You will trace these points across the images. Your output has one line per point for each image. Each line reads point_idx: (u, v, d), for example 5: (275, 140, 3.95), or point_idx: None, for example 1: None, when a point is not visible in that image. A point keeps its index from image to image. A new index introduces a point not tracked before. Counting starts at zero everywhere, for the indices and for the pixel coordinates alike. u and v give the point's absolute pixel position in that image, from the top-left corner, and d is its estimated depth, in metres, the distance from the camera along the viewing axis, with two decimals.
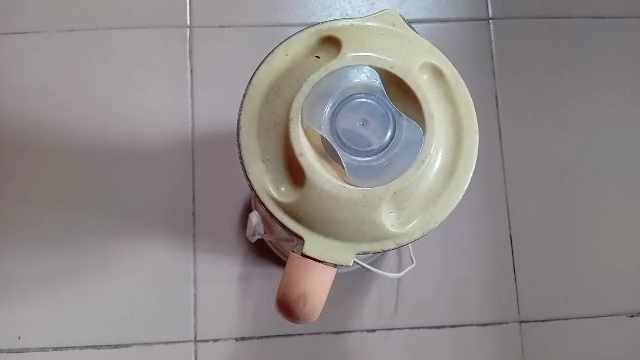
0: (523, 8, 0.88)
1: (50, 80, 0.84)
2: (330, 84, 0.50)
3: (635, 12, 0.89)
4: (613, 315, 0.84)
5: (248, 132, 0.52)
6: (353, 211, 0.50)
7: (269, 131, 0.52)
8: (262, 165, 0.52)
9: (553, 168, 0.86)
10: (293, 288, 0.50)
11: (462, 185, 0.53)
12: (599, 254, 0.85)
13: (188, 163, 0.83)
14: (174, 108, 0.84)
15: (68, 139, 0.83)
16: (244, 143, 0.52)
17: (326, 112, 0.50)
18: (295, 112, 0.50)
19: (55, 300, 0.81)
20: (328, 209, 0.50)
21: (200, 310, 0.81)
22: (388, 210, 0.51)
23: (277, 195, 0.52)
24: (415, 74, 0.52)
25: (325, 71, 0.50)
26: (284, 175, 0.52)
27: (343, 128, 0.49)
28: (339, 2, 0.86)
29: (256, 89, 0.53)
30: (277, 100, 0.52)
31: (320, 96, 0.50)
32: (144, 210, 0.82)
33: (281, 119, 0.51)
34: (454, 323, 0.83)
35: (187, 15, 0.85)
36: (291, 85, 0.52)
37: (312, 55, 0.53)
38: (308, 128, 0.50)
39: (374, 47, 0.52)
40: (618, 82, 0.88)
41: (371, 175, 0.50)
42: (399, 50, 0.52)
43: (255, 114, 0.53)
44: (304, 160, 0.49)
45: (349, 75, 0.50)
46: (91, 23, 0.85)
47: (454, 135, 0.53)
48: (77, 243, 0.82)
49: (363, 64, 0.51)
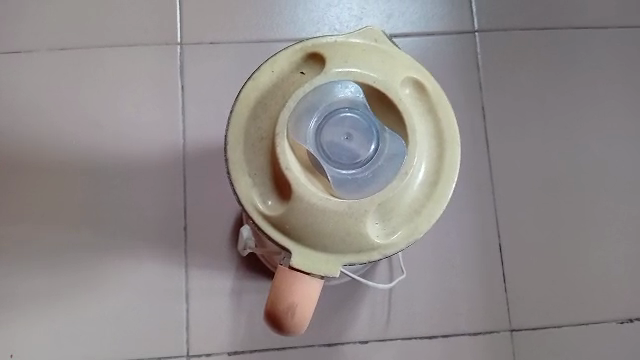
0: (508, 20, 0.90)
1: (42, 101, 0.85)
2: (314, 99, 0.51)
3: (617, 22, 0.91)
4: (605, 322, 0.85)
5: (235, 146, 0.53)
6: (339, 222, 0.51)
7: (255, 145, 0.53)
8: (250, 180, 0.53)
9: (538, 180, 0.87)
10: (281, 301, 0.51)
11: (446, 196, 0.54)
12: (586, 262, 0.86)
13: (180, 178, 0.84)
14: (167, 124, 0.85)
15: (61, 155, 0.84)
16: (231, 157, 0.53)
17: (311, 127, 0.51)
18: (280, 127, 0.51)
19: (46, 317, 0.81)
20: (314, 222, 0.51)
21: (193, 324, 0.81)
22: (373, 221, 0.52)
23: (263, 208, 0.53)
24: (398, 88, 0.53)
25: (310, 85, 0.51)
26: (271, 189, 0.53)
27: (328, 142, 0.50)
28: (327, 18, 0.88)
29: (243, 104, 0.54)
30: (264, 115, 0.53)
31: (305, 111, 0.51)
32: (139, 226, 0.83)
33: (268, 134, 0.52)
34: (445, 333, 0.83)
35: (178, 31, 0.87)
36: (277, 101, 0.53)
37: (298, 71, 0.54)
38: (295, 143, 0.51)
39: (358, 62, 0.53)
40: (598, 94, 0.89)
41: (356, 187, 0.51)
42: (382, 64, 0.53)
43: (242, 128, 0.53)
44: (291, 175, 0.50)
45: (334, 89, 0.51)
46: (82, 40, 0.86)
47: (437, 146, 0.54)
48: (70, 259, 0.82)
49: (347, 79, 0.52)
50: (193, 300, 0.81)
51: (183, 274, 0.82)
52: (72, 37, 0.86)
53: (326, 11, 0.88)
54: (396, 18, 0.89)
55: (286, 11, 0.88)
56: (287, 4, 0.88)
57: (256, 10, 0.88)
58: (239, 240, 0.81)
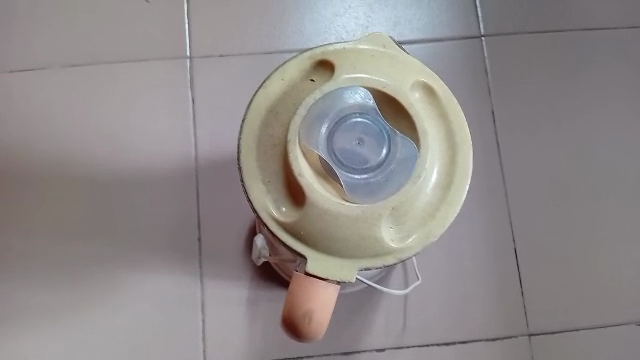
0: (514, 24, 0.90)
1: (55, 116, 0.86)
2: (325, 105, 0.51)
3: (625, 23, 0.91)
4: (623, 325, 0.84)
5: (247, 153, 0.53)
6: (353, 227, 0.51)
7: (268, 153, 0.53)
8: (263, 187, 0.53)
9: (551, 183, 0.87)
10: (296, 308, 0.51)
11: (458, 199, 0.54)
12: (602, 264, 0.85)
13: (193, 190, 0.84)
14: (179, 137, 0.85)
15: (76, 171, 0.85)
16: (244, 165, 0.53)
17: (323, 132, 0.51)
18: (292, 134, 0.51)
19: (63, 330, 0.81)
20: (328, 227, 0.51)
21: (209, 335, 0.81)
22: (387, 226, 0.52)
23: (277, 215, 0.53)
24: (408, 92, 0.53)
25: (320, 92, 0.52)
26: (284, 196, 0.53)
27: (340, 147, 0.51)
28: (334, 27, 0.89)
29: (254, 112, 0.54)
30: (276, 123, 0.53)
31: (316, 117, 0.51)
32: (153, 238, 0.83)
33: (280, 141, 0.53)
34: (462, 339, 0.83)
35: (187, 45, 0.88)
36: (288, 108, 0.53)
37: (308, 78, 0.54)
38: (307, 149, 0.51)
39: (367, 67, 0.53)
40: (609, 95, 0.89)
41: (370, 192, 0.51)
42: (392, 69, 0.54)
43: (254, 136, 0.54)
44: (304, 181, 0.51)
45: (344, 95, 0.52)
46: (93, 56, 0.87)
47: (449, 149, 0.54)
48: (85, 272, 0.82)
49: (357, 84, 0.52)
50: (207, 311, 0.82)
51: (198, 285, 0.82)
52: (84, 54, 0.87)
53: (332, 20, 0.89)
54: (402, 25, 0.90)
55: (293, 22, 0.89)
56: (294, 16, 0.89)
57: (264, 22, 0.89)
58: (253, 249, 0.81)
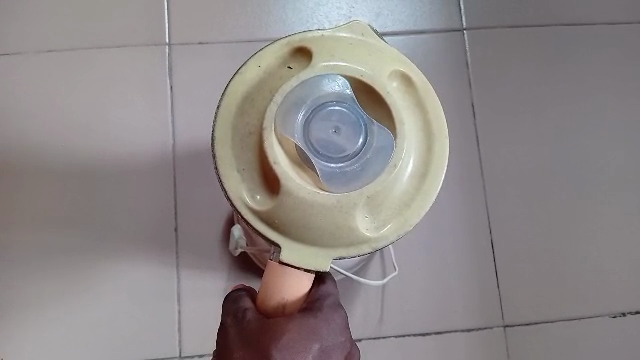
0: (495, 17, 0.90)
1: (29, 102, 0.84)
2: (302, 92, 0.50)
3: (603, 18, 0.91)
4: (597, 316, 0.85)
5: (223, 141, 0.53)
6: (329, 216, 0.51)
7: (243, 141, 0.53)
8: (238, 175, 0.53)
9: (529, 176, 0.87)
10: (274, 292, 0.55)
11: (432, 189, 0.54)
12: (578, 256, 0.86)
13: (170, 178, 0.83)
14: (157, 125, 0.84)
15: (53, 159, 0.83)
16: (219, 153, 0.53)
17: (299, 120, 0.50)
18: (268, 122, 0.51)
19: (36, 321, 0.80)
20: (304, 216, 0.51)
21: (187, 324, 0.81)
22: (364, 215, 0.52)
23: (252, 204, 0.53)
24: (386, 81, 0.53)
25: (297, 80, 0.51)
26: (259, 184, 0.53)
27: (317, 135, 0.50)
28: (317, 17, 0.88)
29: (230, 99, 0.53)
30: (252, 110, 0.53)
31: (293, 105, 0.50)
32: (130, 227, 0.82)
33: (255, 129, 0.52)
34: (438, 330, 0.83)
35: (166, 32, 0.86)
36: (264, 95, 0.53)
37: (284, 66, 0.54)
38: (283, 137, 0.50)
39: (345, 56, 0.53)
40: (587, 89, 0.90)
41: (347, 181, 0.50)
42: (369, 58, 0.53)
43: (230, 124, 0.53)
44: (280, 169, 0.50)
45: (321, 83, 0.51)
46: (69, 42, 0.85)
47: (425, 139, 0.54)
48: (59, 262, 0.81)
49: (335, 73, 0.52)
50: (185, 300, 0.81)
51: (175, 275, 0.81)
52: (60, 39, 0.85)
53: (315, 10, 0.89)
54: (384, 17, 0.90)
55: (275, 10, 0.88)
56: (276, 5, 0.88)
57: (245, 9, 0.88)
58: (231, 239, 0.81)
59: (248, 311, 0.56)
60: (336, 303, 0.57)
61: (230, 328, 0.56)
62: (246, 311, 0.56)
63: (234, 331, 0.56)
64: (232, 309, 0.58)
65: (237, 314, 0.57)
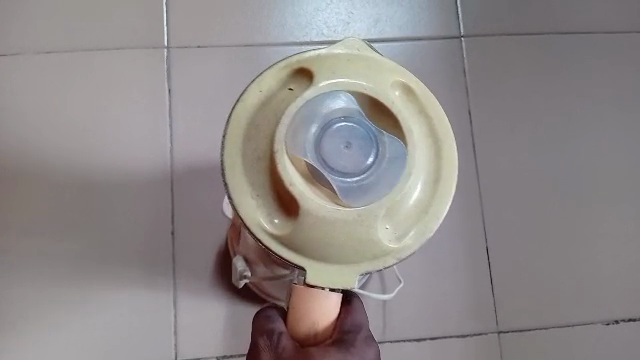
0: (493, 25, 0.91)
1: (25, 103, 0.83)
2: (307, 112, 0.49)
3: (599, 27, 0.92)
4: (590, 323, 0.86)
5: (235, 170, 0.51)
6: (348, 232, 0.49)
7: (255, 166, 0.51)
8: (253, 201, 0.51)
9: (524, 183, 0.88)
10: (304, 317, 0.56)
11: (447, 190, 0.52)
12: (573, 263, 0.87)
13: (167, 181, 0.83)
14: (155, 129, 0.84)
15: (49, 162, 0.82)
16: (233, 182, 0.51)
17: (309, 139, 0.48)
18: (279, 145, 0.49)
19: (30, 325, 0.80)
20: (324, 234, 0.49)
21: (183, 329, 0.81)
22: (384, 224, 0.51)
23: (271, 229, 0.51)
24: (389, 93, 0.51)
25: (301, 101, 0.49)
26: (274, 207, 0.51)
27: (328, 152, 0.48)
28: (315, 22, 0.89)
29: (236, 126, 0.52)
30: (259, 133, 0.51)
31: (300, 124, 0.49)
32: (126, 231, 0.82)
33: (266, 153, 0.50)
34: (434, 336, 0.84)
35: (165, 34, 0.86)
36: (269, 118, 0.51)
37: (285, 88, 0.52)
38: (294, 158, 0.48)
39: (345, 73, 0.51)
40: (583, 98, 0.91)
41: (364, 196, 0.48)
42: (368, 73, 0.52)
43: (238, 150, 0.51)
44: (295, 191, 0.48)
45: (326, 101, 0.49)
46: (67, 43, 0.85)
47: (434, 145, 0.53)
48: (54, 266, 0.81)
49: (338, 90, 0.50)
50: (182, 304, 0.81)
51: (171, 278, 0.81)
52: (58, 41, 0.84)
53: (314, 15, 0.89)
54: (383, 23, 0.90)
55: (274, 14, 0.88)
56: (275, 9, 0.88)
57: (245, 13, 0.88)
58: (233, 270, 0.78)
59: (282, 336, 0.57)
60: (369, 336, 0.59)
61: (264, 350, 0.58)
62: (281, 336, 0.57)
63: (268, 354, 0.57)
64: (265, 331, 0.58)
65: (270, 337, 0.57)
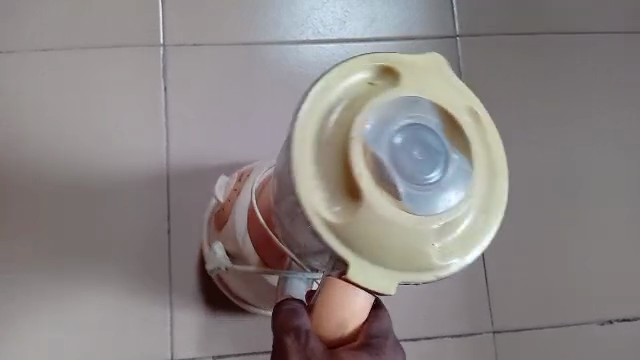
0: (489, 24, 0.91)
1: (20, 99, 0.82)
2: (386, 108, 0.42)
3: (594, 27, 0.93)
4: (585, 323, 0.86)
5: (302, 148, 0.42)
6: (399, 247, 0.42)
7: (327, 151, 0.42)
8: (318, 190, 0.42)
9: (520, 183, 0.88)
10: (337, 314, 0.48)
11: (501, 216, 0.44)
12: (568, 264, 0.87)
13: (163, 180, 0.83)
14: (150, 126, 0.84)
15: (43, 159, 0.82)
16: (298, 161, 0.42)
17: (383, 135, 0.41)
18: (355, 131, 0.41)
19: (23, 322, 0.79)
20: (380, 240, 0.42)
21: (177, 327, 0.80)
22: (434, 244, 0.42)
23: (331, 219, 0.42)
24: (460, 111, 0.43)
25: (382, 94, 0.42)
26: (337, 193, 0.42)
27: (398, 152, 0.41)
28: (311, 21, 0.89)
29: (313, 101, 0.43)
30: (337, 117, 0.42)
31: (376, 119, 0.41)
32: (121, 229, 0.82)
33: (339, 141, 0.42)
34: (429, 335, 0.83)
35: (161, 33, 0.86)
36: (349, 107, 0.42)
37: (366, 81, 0.44)
38: (365, 149, 0.41)
39: (423, 80, 0.44)
40: (578, 99, 0.91)
41: (428, 208, 0.41)
42: (439, 87, 0.44)
43: (314, 128, 0.43)
44: (364, 185, 0.41)
45: (403, 103, 0.42)
46: (62, 40, 0.84)
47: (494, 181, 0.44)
48: (48, 263, 0.80)
49: (416, 95, 0.43)
50: (176, 302, 0.81)
51: (167, 277, 0.81)
52: (53, 38, 0.84)
53: (310, 14, 0.89)
54: (379, 22, 0.90)
55: (270, 13, 0.88)
56: (272, 7, 0.88)
57: (240, 12, 0.88)
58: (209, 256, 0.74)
59: (311, 336, 0.48)
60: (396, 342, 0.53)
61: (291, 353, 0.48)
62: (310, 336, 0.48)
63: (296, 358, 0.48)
64: (291, 329, 0.49)
65: (299, 336, 0.48)
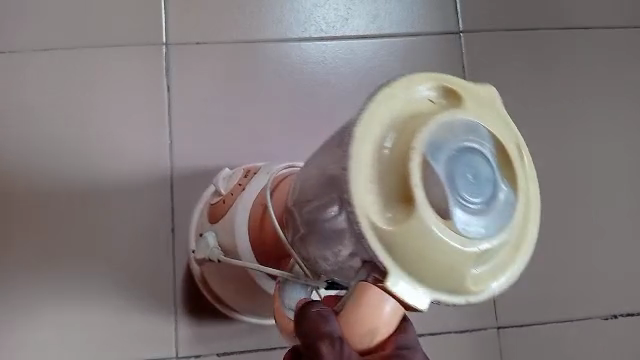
0: (491, 20, 0.91)
1: (19, 96, 0.82)
2: (447, 128, 0.39)
3: (597, 23, 0.92)
4: (589, 318, 0.86)
5: (358, 150, 0.39)
6: (440, 272, 0.39)
7: (379, 159, 0.39)
8: (369, 196, 0.39)
9: None
10: (374, 320, 0.42)
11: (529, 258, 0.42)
12: (572, 259, 0.87)
13: (167, 178, 0.83)
14: (153, 125, 0.84)
15: (45, 157, 0.82)
16: (352, 161, 0.39)
17: (442, 154, 0.38)
18: (417, 143, 0.38)
19: (25, 321, 0.78)
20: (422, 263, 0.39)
21: (182, 325, 0.81)
22: (472, 271, 0.40)
23: (379, 228, 0.39)
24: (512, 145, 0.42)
25: (447, 113, 0.40)
26: (393, 200, 0.39)
27: (456, 175, 0.39)
28: (314, 19, 0.89)
29: (376, 104, 0.40)
30: (396, 126, 0.40)
31: (435, 137, 0.39)
32: (125, 227, 0.82)
33: (396, 152, 0.39)
34: (433, 331, 0.83)
35: (163, 31, 0.86)
36: (408, 119, 0.40)
37: (427, 97, 0.41)
38: (424, 166, 0.38)
39: (482, 110, 0.41)
40: (581, 94, 0.91)
41: (479, 233, 0.39)
42: (496, 121, 0.42)
43: (373, 132, 0.40)
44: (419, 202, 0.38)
45: (464, 127, 0.40)
46: (63, 39, 0.84)
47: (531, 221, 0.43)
48: (49, 261, 0.80)
49: (475, 124, 0.40)
50: (181, 301, 0.81)
51: (171, 275, 0.81)
52: (54, 37, 0.84)
53: (312, 11, 0.89)
54: (381, 19, 0.90)
55: (273, 11, 0.88)
56: (273, 5, 0.88)
57: (243, 10, 0.88)
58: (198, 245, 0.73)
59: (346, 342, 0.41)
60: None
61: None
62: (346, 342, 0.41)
63: None
64: (323, 334, 0.41)
65: (334, 341, 0.41)
